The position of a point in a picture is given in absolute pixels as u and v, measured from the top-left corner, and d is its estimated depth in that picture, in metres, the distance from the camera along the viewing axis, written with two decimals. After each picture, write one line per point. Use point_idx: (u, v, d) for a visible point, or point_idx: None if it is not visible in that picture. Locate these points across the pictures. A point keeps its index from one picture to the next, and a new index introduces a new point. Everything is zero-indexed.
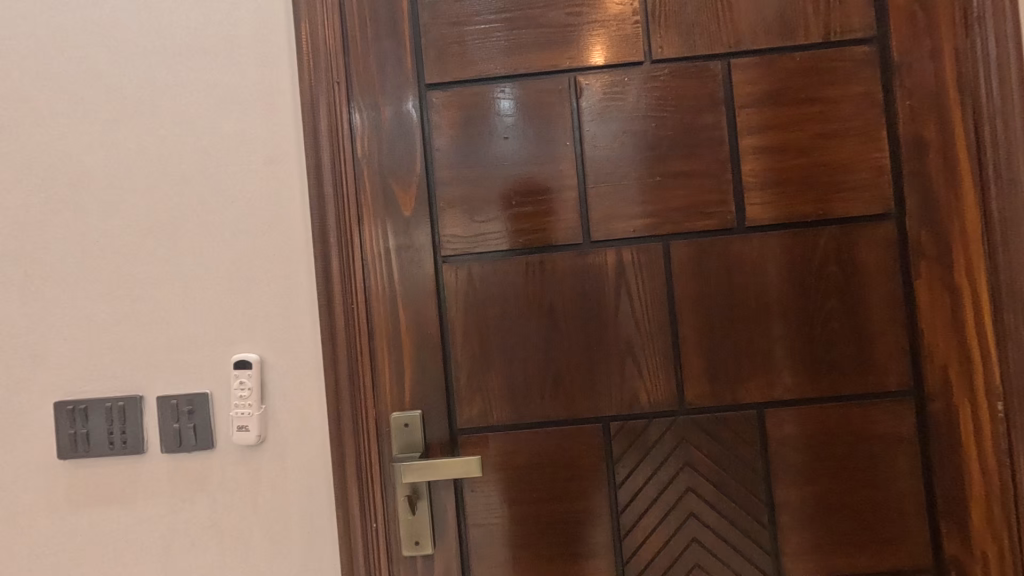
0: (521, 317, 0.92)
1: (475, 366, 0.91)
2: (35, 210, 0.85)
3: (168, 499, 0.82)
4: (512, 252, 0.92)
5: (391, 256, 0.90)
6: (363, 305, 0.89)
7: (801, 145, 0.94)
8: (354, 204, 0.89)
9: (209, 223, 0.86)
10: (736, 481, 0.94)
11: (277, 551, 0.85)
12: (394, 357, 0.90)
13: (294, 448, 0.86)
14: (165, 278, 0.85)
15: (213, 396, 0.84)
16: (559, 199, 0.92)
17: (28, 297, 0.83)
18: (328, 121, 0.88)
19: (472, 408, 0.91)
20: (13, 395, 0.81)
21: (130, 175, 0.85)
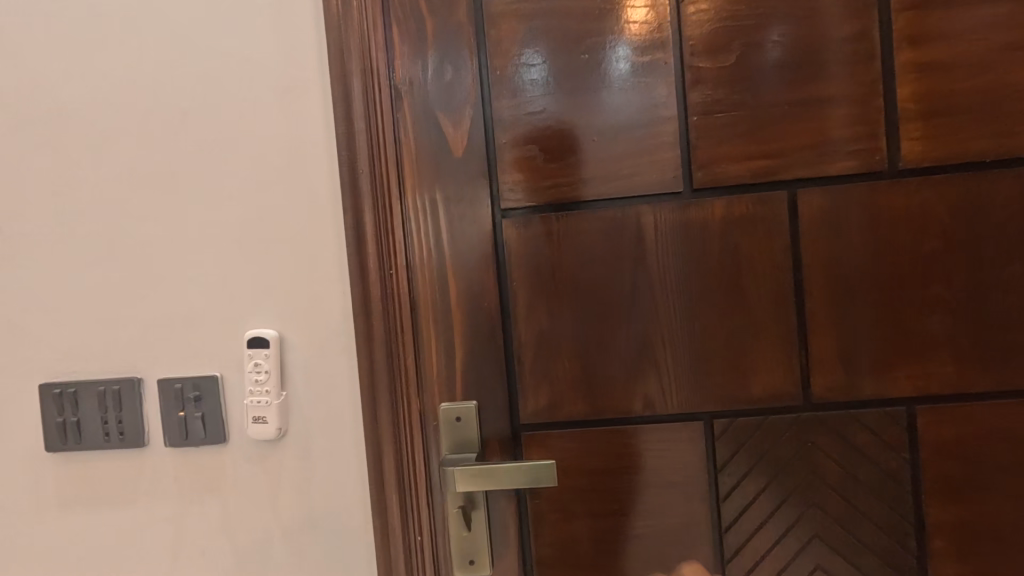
0: (600, 286, 0.71)
1: (541, 348, 0.72)
2: (15, 156, 0.70)
3: (173, 501, 0.68)
4: (590, 203, 0.71)
5: (436, 210, 0.71)
6: (402, 270, 0.70)
7: (983, 56, 0.67)
8: (392, 143, 0.70)
9: (215, 170, 0.70)
10: (884, 502, 0.71)
11: (300, 564, 0.71)
12: (444, 335, 0.71)
13: (321, 445, 0.71)
14: (166, 239, 0.70)
15: (224, 380, 0.69)
16: (651, 134, 0.70)
17: (11, 264, 0.70)
18: (357, 34, 0.69)
19: (537, 401, 0.72)
20: None
21: (121, 112, 0.70)
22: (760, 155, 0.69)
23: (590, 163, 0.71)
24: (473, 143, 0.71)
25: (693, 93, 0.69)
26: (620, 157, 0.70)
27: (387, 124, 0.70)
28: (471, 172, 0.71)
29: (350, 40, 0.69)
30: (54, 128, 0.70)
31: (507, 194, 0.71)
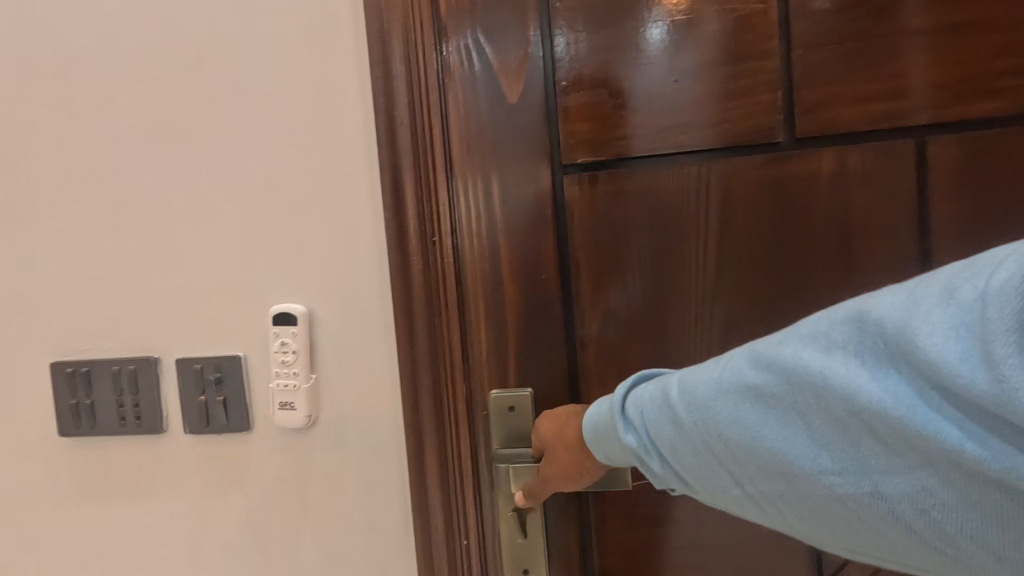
0: (680, 255, 0.60)
1: (607, 329, 0.61)
2: (13, 108, 0.62)
3: (197, 491, 0.62)
4: (671, 156, 0.59)
5: (487, 163, 0.60)
6: (446, 236, 0.60)
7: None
8: (432, 84, 0.59)
9: (233, 121, 0.61)
10: None
11: (333, 567, 0.63)
12: (492, 313, 0.61)
13: (355, 435, 0.62)
14: (181, 201, 0.62)
15: (248, 361, 0.61)
16: (746, 72, 0.58)
17: (14, 231, 0.63)
18: None
19: (602, 391, 0.61)
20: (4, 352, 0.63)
21: (127, 56, 0.61)
22: (881, 97, 0.57)
23: (672, 107, 0.58)
24: (529, 85, 0.59)
25: (797, 21, 0.57)
26: (709, 99, 0.58)
27: (428, 60, 0.58)
28: (527, 119, 0.59)
29: None
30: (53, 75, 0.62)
31: (571, 147, 0.59)
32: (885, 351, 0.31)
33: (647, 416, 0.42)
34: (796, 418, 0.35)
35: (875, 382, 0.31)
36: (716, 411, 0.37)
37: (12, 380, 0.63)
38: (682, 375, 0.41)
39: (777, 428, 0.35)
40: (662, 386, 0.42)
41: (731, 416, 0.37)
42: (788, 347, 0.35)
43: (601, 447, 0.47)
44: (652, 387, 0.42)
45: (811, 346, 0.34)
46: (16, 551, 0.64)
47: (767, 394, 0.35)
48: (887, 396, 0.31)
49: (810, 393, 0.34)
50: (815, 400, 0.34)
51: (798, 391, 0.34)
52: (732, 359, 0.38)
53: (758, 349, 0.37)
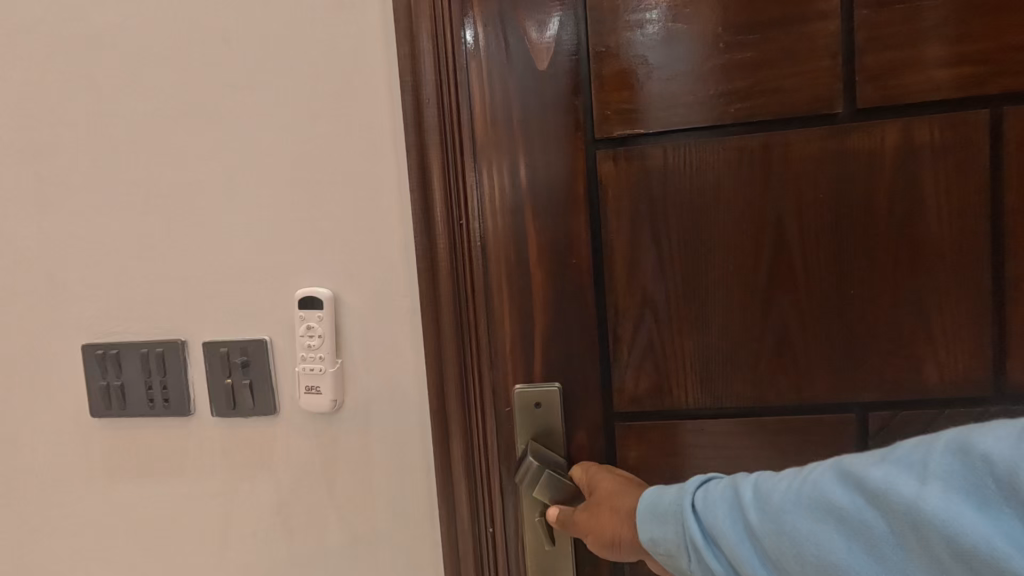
0: (727, 241, 0.56)
1: (645, 319, 0.57)
2: (38, 91, 0.62)
3: (225, 475, 0.62)
4: (717, 129, 0.55)
5: (516, 137, 0.56)
6: (473, 220, 0.57)
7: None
8: (463, 56, 0.56)
9: (255, 101, 0.59)
10: None
11: (358, 554, 0.62)
12: (520, 299, 0.58)
13: (382, 421, 0.61)
14: (208, 182, 0.60)
15: (275, 345, 0.61)
16: (805, 36, 0.53)
17: (44, 212, 0.63)
18: None
19: (638, 386, 0.58)
20: (38, 336, 0.63)
21: (149, 36, 0.59)
22: (953, 63, 0.52)
23: (721, 73, 0.54)
24: (563, 54, 0.55)
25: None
26: (762, 66, 0.53)
27: (458, 29, 0.55)
28: (560, 93, 0.56)
29: None
30: (78, 52, 0.61)
31: (607, 118, 0.56)
32: (990, 488, 0.30)
33: (710, 510, 0.40)
34: (883, 551, 0.33)
35: (977, 517, 0.30)
36: (794, 522, 0.36)
37: (46, 360, 0.63)
38: (758, 480, 0.40)
39: (862, 556, 0.33)
40: (734, 490, 0.40)
41: (812, 532, 0.35)
42: (880, 470, 0.34)
43: (646, 532, 0.44)
44: (721, 487, 0.41)
45: (904, 473, 0.33)
46: (52, 528, 0.65)
47: (852, 516, 0.34)
48: (989, 540, 0.29)
49: (910, 528, 0.32)
50: (915, 537, 0.32)
51: (887, 518, 0.33)
52: (816, 473, 0.37)
53: (847, 465, 0.36)
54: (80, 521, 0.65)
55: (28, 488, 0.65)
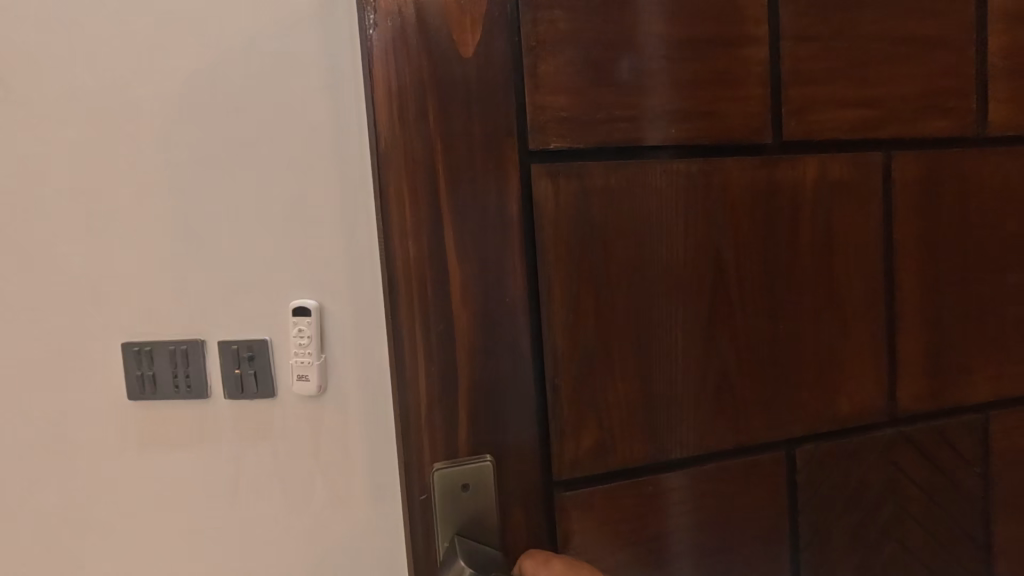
0: (666, 275, 0.53)
1: (582, 365, 0.51)
2: (81, 141, 0.77)
3: (233, 444, 0.80)
4: (645, 148, 0.52)
5: (435, 160, 0.47)
6: (401, 243, 0.47)
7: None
8: (381, 51, 0.45)
9: (262, 156, 0.77)
10: (953, 489, 0.63)
11: (340, 505, 0.80)
12: (441, 335, 0.48)
13: (357, 400, 0.80)
14: (222, 216, 0.77)
15: (273, 343, 0.79)
16: (741, 59, 0.54)
17: (84, 238, 0.78)
18: None
19: (579, 452, 0.51)
20: (80, 336, 0.79)
21: (178, 104, 0.76)
22: (853, 104, 0.58)
23: (658, 82, 0.51)
24: (492, 58, 0.47)
25: (785, 9, 0.55)
26: (696, 88, 0.52)
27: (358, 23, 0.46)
28: (491, 97, 0.47)
29: None
30: (115, 110, 0.76)
31: (543, 125, 0.49)
32: None
33: None
34: None
35: None
36: None
37: (85, 356, 0.79)
38: None
39: None
40: None
41: None
42: None
43: None
44: None
45: None
46: (84, 494, 0.80)
47: None
48: None
49: None
50: None
51: None
52: None
53: None
54: (109, 487, 0.80)
55: (64, 465, 0.79)
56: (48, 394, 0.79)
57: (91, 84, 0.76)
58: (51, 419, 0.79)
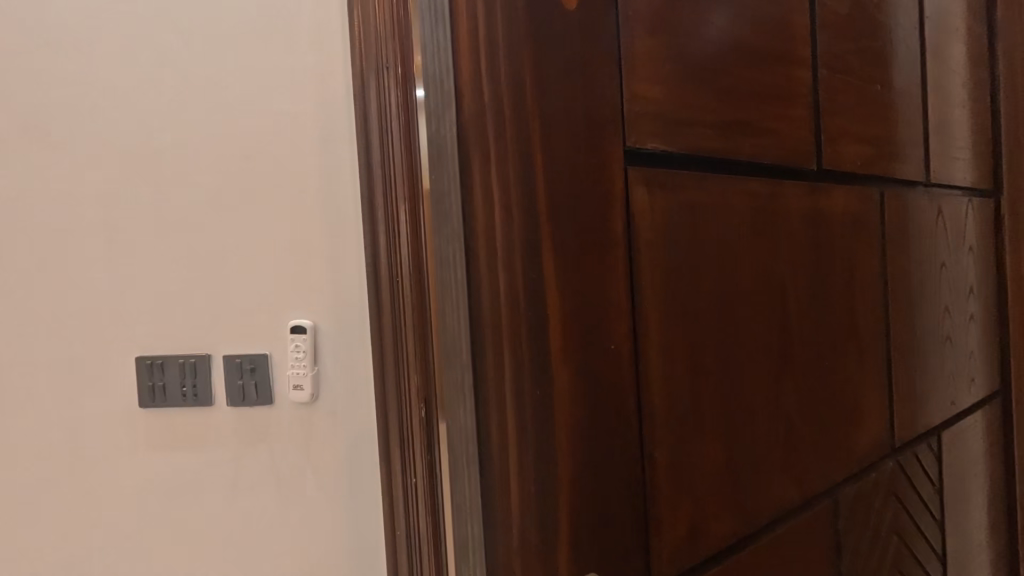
0: (738, 297, 0.58)
1: (670, 395, 0.52)
2: (113, 184, 0.94)
3: (233, 445, 0.94)
4: (731, 164, 0.60)
5: (531, 142, 0.43)
6: (524, 278, 0.43)
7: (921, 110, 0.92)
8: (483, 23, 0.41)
9: (269, 200, 0.93)
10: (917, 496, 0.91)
11: (327, 498, 0.93)
12: (534, 371, 0.43)
13: (345, 406, 0.93)
14: (233, 248, 0.93)
15: (272, 357, 0.93)
16: (769, 70, 0.64)
17: (116, 266, 0.94)
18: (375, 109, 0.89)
19: (674, 534, 0.52)
20: (106, 345, 0.94)
21: (199, 156, 0.94)
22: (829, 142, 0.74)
23: (735, 124, 0.59)
24: (589, 19, 0.46)
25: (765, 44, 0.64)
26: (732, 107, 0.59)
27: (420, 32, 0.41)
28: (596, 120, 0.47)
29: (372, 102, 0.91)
30: (148, 161, 0.94)
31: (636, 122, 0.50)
32: None
33: None
34: None
35: None
36: None
37: (108, 363, 0.94)
38: None
39: None
40: None
41: None
42: None
43: None
44: None
45: None
46: (103, 484, 0.95)
47: None
48: None
49: None
50: None
51: None
52: None
53: None
54: (125, 480, 0.95)
55: (84, 456, 0.95)
56: (78, 394, 0.95)
57: (130, 140, 0.94)
58: (82, 420, 0.95)
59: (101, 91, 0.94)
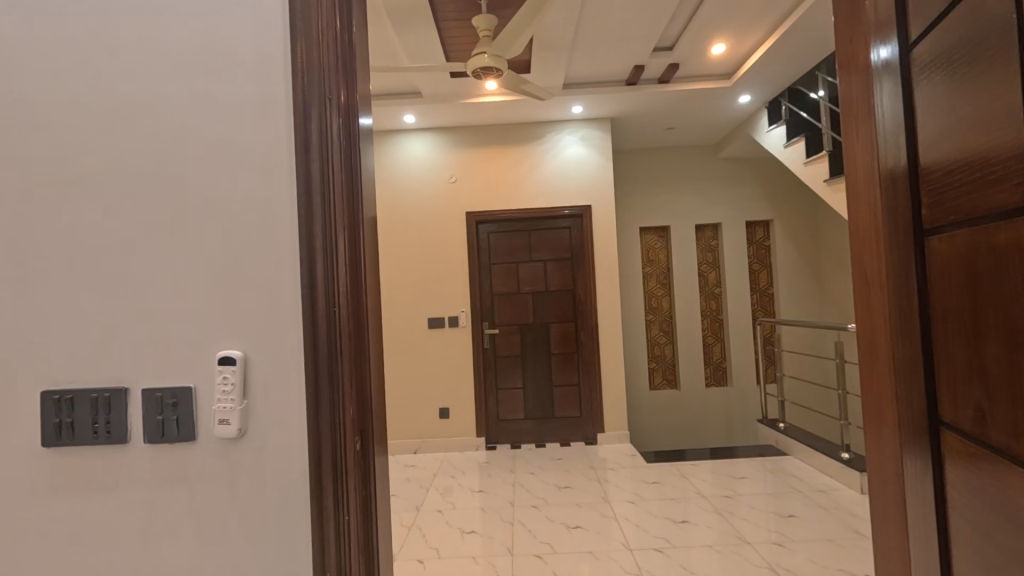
0: None
1: None
2: (25, 206, 0.88)
3: (150, 485, 0.88)
4: None
5: None
6: None
7: (869, 138, 0.93)
8: None
9: (198, 225, 0.89)
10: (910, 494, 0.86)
11: (251, 542, 0.88)
12: None
13: (273, 443, 0.88)
14: (159, 275, 0.89)
15: (196, 390, 0.88)
16: None
17: (25, 292, 0.87)
18: (319, 137, 0.90)
19: None
20: (7, 379, 0.87)
21: (123, 179, 0.89)
22: None
23: None
24: None
25: None
26: None
27: None
28: None
29: (315, 133, 0.90)
30: (69, 182, 0.88)
31: None
32: None
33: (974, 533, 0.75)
34: None
35: None
36: None
37: (9, 399, 0.87)
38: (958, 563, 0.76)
39: None
40: None
41: None
42: None
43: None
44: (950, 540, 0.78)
45: None
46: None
47: None
48: None
49: None
50: None
51: None
52: None
53: None
54: (23, 525, 0.87)
55: None
56: None
57: (49, 159, 0.89)
58: None
59: (19, 108, 0.89)
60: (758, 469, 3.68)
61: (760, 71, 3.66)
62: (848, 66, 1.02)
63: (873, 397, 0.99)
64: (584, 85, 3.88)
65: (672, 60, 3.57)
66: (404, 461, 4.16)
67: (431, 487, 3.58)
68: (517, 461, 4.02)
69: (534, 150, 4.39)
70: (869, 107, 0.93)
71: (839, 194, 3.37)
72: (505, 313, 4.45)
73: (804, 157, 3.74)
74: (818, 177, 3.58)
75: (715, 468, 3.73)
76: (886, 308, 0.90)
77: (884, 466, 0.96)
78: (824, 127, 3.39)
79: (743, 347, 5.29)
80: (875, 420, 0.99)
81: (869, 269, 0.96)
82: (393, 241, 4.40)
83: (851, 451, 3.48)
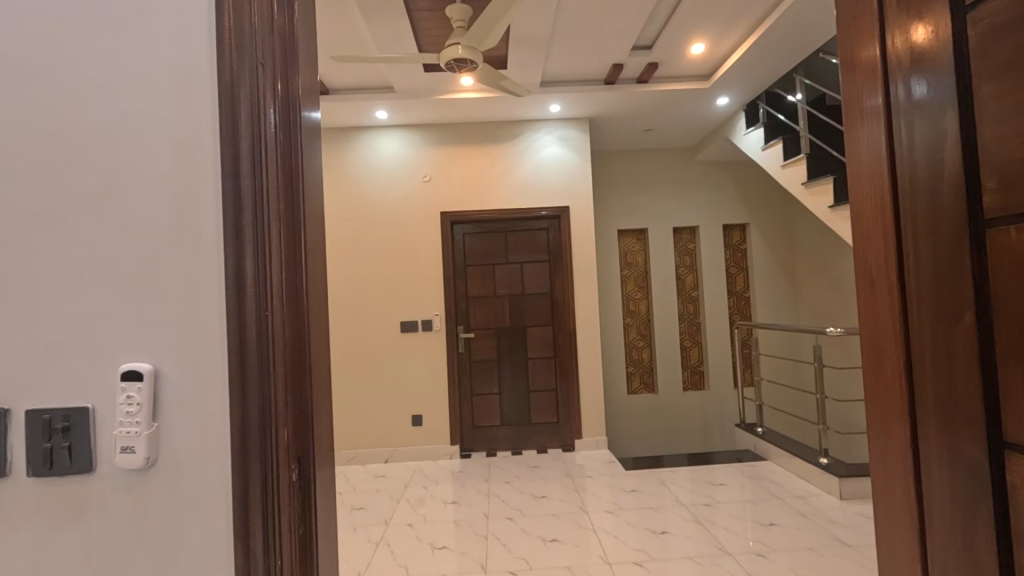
0: None
1: None
2: None
3: (36, 527, 0.73)
4: None
5: None
6: None
7: (880, 119, 0.82)
8: None
9: (98, 215, 0.75)
10: (939, 526, 0.75)
11: None
12: None
13: (189, 473, 0.74)
14: (51, 274, 0.74)
15: (95, 412, 0.73)
16: None
17: None
18: (249, 110, 0.76)
19: None
20: None
21: (7, 158, 0.74)
22: None
23: None
24: None
25: None
26: None
27: None
28: None
29: (244, 106, 0.76)
30: None
31: None
32: None
33: None
34: None
35: None
36: None
37: None
38: None
39: None
40: None
41: None
42: None
43: None
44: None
45: None
46: None
47: None
48: None
49: None
50: None
51: None
52: None
53: None
54: None
55: None
56: None
57: None
58: None
59: None
60: (736, 476, 3.61)
61: (739, 72, 3.59)
62: (846, 45, 0.92)
63: (878, 412, 0.87)
64: (562, 83, 3.77)
65: (649, 60, 3.48)
66: (374, 471, 4.00)
67: (401, 499, 3.43)
68: (492, 470, 3.89)
69: (510, 149, 4.27)
70: (877, 86, 0.82)
71: (816, 198, 3.30)
72: (479, 316, 4.32)
73: (781, 161, 3.67)
74: (795, 180, 3.52)
75: (693, 475, 3.65)
76: (904, 313, 0.78)
77: (891, 490, 0.85)
78: (801, 130, 3.33)
79: (721, 351, 5.23)
80: (879, 438, 0.88)
81: (878, 268, 0.84)
82: (363, 242, 4.24)
83: (830, 456, 3.42)
